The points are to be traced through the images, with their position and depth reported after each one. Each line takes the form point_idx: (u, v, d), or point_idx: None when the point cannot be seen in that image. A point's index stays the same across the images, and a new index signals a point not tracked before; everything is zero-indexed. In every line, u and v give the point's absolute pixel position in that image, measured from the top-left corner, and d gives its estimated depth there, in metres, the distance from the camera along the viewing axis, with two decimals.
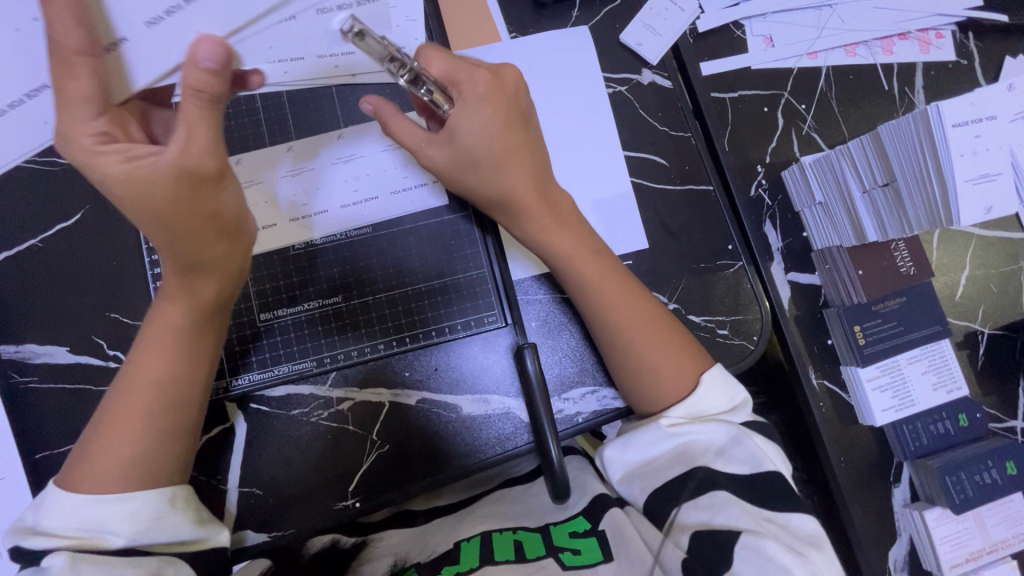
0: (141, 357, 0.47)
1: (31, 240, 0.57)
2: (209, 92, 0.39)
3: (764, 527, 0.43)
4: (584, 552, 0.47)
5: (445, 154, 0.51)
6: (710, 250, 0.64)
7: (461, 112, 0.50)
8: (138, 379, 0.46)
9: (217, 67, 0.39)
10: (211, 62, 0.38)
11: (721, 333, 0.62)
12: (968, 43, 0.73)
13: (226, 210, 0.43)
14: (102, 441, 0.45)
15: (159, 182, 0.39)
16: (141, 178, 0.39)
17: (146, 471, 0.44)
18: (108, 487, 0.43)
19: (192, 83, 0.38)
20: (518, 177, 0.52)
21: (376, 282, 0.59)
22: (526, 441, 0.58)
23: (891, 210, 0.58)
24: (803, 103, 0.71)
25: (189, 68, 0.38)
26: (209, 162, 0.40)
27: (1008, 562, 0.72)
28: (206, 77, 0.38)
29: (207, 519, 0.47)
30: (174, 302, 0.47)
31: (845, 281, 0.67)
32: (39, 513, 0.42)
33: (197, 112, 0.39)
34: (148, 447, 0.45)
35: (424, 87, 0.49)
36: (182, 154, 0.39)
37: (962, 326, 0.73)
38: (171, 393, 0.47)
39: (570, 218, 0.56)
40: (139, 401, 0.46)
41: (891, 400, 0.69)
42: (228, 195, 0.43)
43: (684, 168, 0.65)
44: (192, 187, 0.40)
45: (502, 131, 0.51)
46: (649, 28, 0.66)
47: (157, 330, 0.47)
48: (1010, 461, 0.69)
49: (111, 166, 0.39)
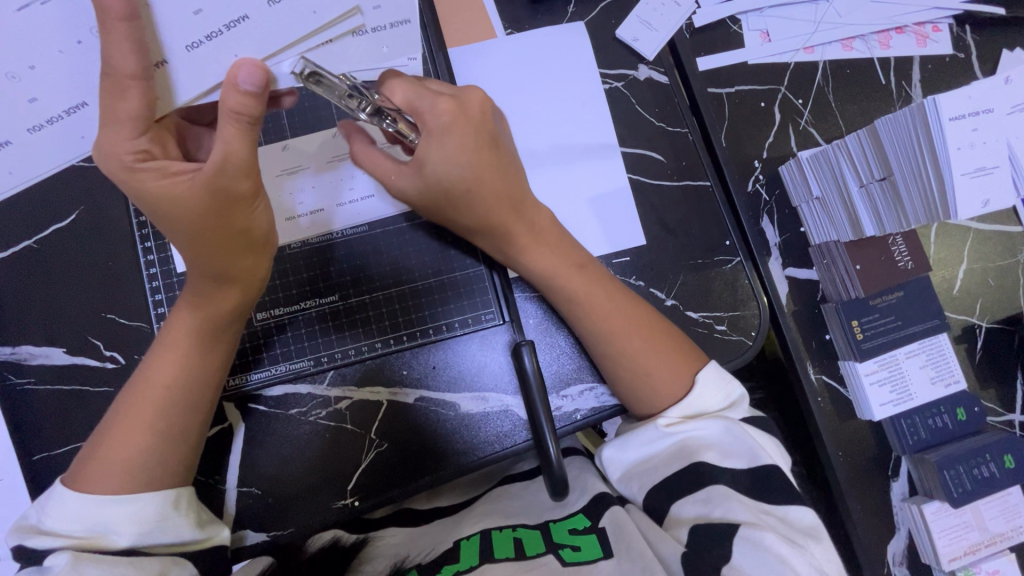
0: (158, 359, 0.47)
1: (27, 241, 0.57)
2: (248, 115, 0.38)
3: (764, 520, 0.43)
4: (584, 548, 0.46)
5: (415, 185, 0.51)
6: (707, 246, 0.64)
7: (430, 141, 0.49)
8: (153, 381, 0.46)
9: (257, 91, 0.37)
10: (251, 86, 0.37)
11: (719, 329, 0.62)
12: (965, 36, 0.73)
13: (256, 228, 0.44)
14: (113, 441, 0.45)
15: (195, 200, 0.40)
16: (178, 196, 0.40)
17: (156, 474, 0.44)
18: (117, 488, 0.43)
19: (232, 106, 0.37)
20: (495, 199, 0.53)
21: (374, 281, 0.59)
22: (524, 439, 0.58)
23: (888, 206, 0.58)
24: (800, 98, 0.71)
25: (229, 92, 0.37)
26: (244, 182, 0.41)
27: (1005, 555, 0.72)
28: (246, 101, 0.37)
29: (208, 520, 0.47)
30: (196, 308, 0.47)
31: (842, 276, 0.67)
32: (44, 512, 0.42)
33: (235, 135, 0.39)
34: (159, 450, 0.45)
35: (388, 119, 0.49)
36: (220, 171, 0.40)
37: (959, 320, 0.73)
38: (184, 398, 0.47)
39: (553, 232, 0.56)
40: (154, 404, 0.46)
41: (889, 394, 0.69)
42: (261, 213, 0.44)
43: (681, 164, 0.65)
44: (227, 205, 0.41)
45: (471, 157, 0.51)
46: (645, 24, 0.66)
47: (175, 334, 0.47)
48: (1008, 455, 0.69)
49: (149, 183, 0.40)
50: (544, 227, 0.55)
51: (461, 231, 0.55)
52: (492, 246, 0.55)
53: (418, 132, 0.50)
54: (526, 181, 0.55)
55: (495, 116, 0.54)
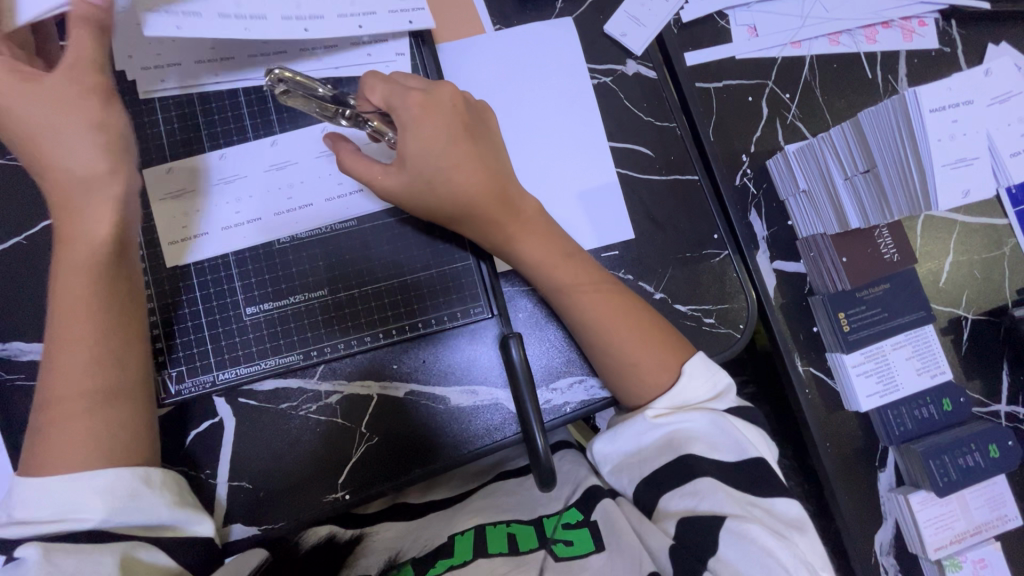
0: (62, 345, 0.46)
1: (15, 237, 0.57)
2: (96, 20, 0.47)
3: (749, 512, 0.44)
4: (576, 543, 0.48)
5: (401, 181, 0.52)
6: (695, 239, 0.64)
7: (406, 134, 0.50)
8: (67, 357, 0.46)
9: (104, 4, 0.48)
10: (100, 0, 0.47)
11: (707, 322, 0.63)
12: (951, 31, 0.74)
13: (110, 123, 0.47)
14: (52, 439, 0.44)
15: (58, 95, 0.46)
16: (44, 95, 0.45)
17: (100, 442, 0.45)
18: (69, 470, 0.43)
19: (81, 13, 0.47)
20: (478, 184, 0.53)
21: (363, 275, 0.59)
22: (514, 432, 0.59)
23: (873, 198, 0.59)
24: (787, 93, 0.72)
25: (81, 3, 0.47)
26: (86, 73, 0.46)
27: (991, 544, 0.73)
28: (94, 10, 0.47)
29: (187, 502, 0.47)
30: (73, 273, 0.47)
31: (829, 269, 0.67)
32: (10, 506, 0.43)
33: (86, 38, 0.47)
34: (97, 418, 0.45)
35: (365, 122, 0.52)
36: (71, 66, 0.46)
37: (946, 312, 0.74)
38: (105, 361, 0.47)
39: (536, 222, 0.56)
40: (72, 385, 0.46)
41: (875, 385, 0.69)
42: (119, 115, 0.48)
43: (669, 158, 0.65)
44: (81, 95, 0.46)
45: (448, 146, 0.52)
46: (633, 19, 0.66)
47: (63, 313, 0.47)
48: (993, 444, 0.70)
49: (11, 88, 0.45)
50: (529, 216, 0.55)
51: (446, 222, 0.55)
52: (480, 237, 0.55)
53: (394, 127, 0.52)
54: (507, 168, 0.55)
55: (471, 105, 0.55)
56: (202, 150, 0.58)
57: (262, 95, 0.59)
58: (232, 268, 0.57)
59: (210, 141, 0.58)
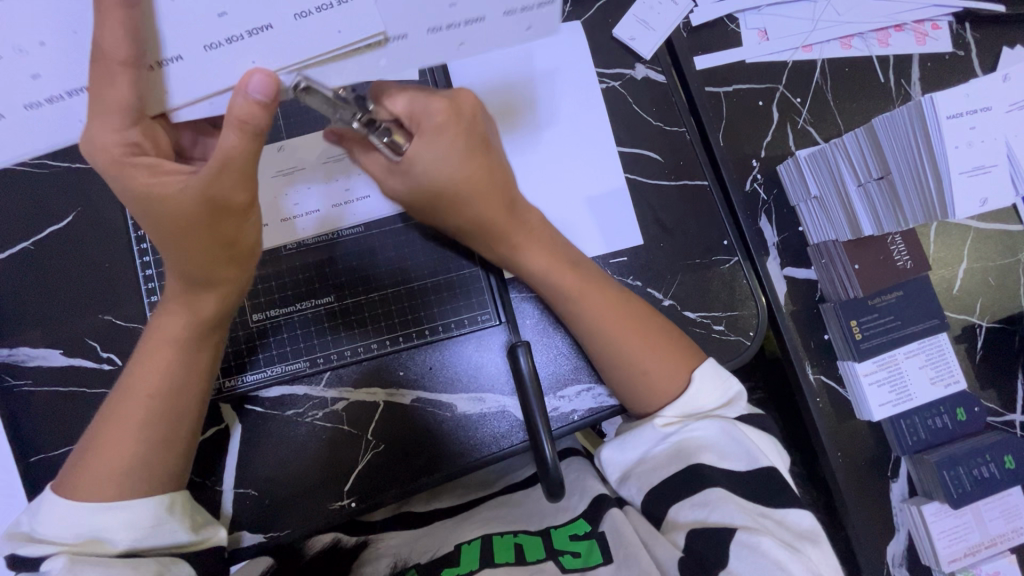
0: (140, 368, 0.46)
1: (23, 244, 0.57)
2: (257, 125, 0.36)
3: (761, 524, 0.43)
4: (584, 555, 0.47)
5: (404, 185, 0.49)
6: (706, 245, 0.63)
7: (421, 142, 0.46)
8: (136, 390, 0.46)
9: (267, 102, 0.34)
10: (261, 96, 0.34)
11: (716, 329, 0.62)
12: (965, 34, 0.73)
13: (243, 240, 0.43)
14: (95, 461, 0.44)
15: (188, 205, 0.39)
16: (168, 195, 0.39)
17: (147, 480, 0.44)
18: (106, 496, 0.43)
19: (238, 115, 0.35)
20: (494, 198, 0.51)
21: (376, 283, 0.59)
22: (522, 440, 0.58)
23: (886, 204, 0.58)
24: (798, 97, 0.71)
25: (238, 99, 0.34)
26: (239, 196, 0.39)
27: (1006, 556, 0.72)
28: (254, 111, 0.35)
29: (202, 522, 0.47)
30: (177, 313, 0.46)
31: (841, 276, 0.66)
32: (35, 521, 0.43)
33: (237, 142, 0.36)
34: (145, 457, 0.45)
35: (382, 131, 0.45)
36: (218, 181, 0.38)
37: (960, 319, 0.73)
38: (172, 401, 0.46)
39: (547, 233, 0.55)
40: (138, 414, 0.45)
41: (888, 394, 0.68)
42: (249, 226, 0.43)
43: (679, 164, 0.65)
44: (221, 214, 0.40)
45: (464, 160, 0.48)
46: (642, 23, 0.66)
47: (157, 340, 0.46)
48: (1009, 455, 0.68)
49: (136, 178, 0.38)
50: (537, 228, 0.55)
51: (453, 230, 0.54)
52: (488, 245, 0.54)
53: (412, 140, 0.47)
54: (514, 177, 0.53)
55: (485, 115, 0.50)
56: None
57: None
58: None
59: None
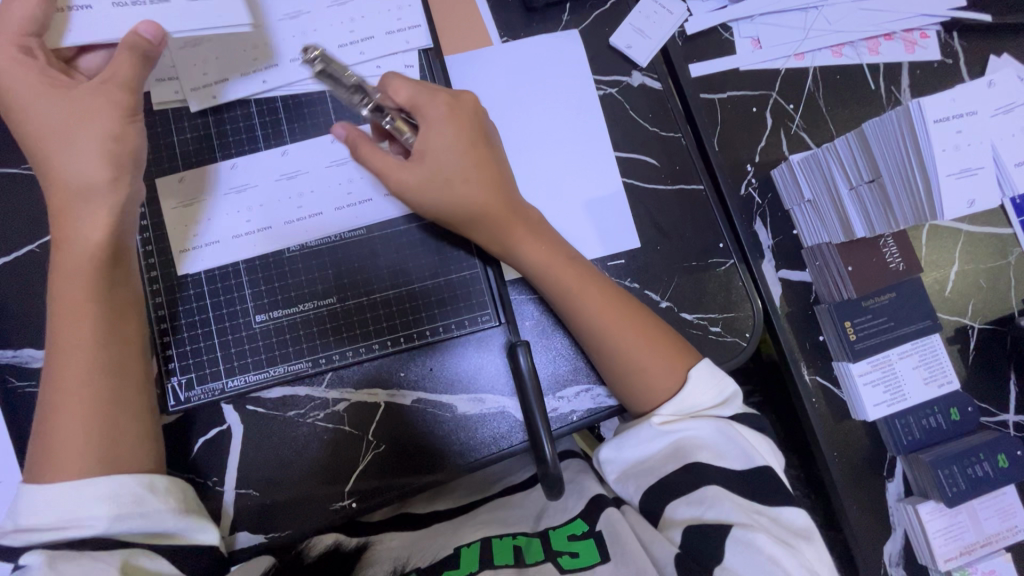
0: (60, 335, 0.47)
1: (28, 246, 0.58)
2: (146, 55, 0.47)
3: (756, 521, 0.44)
4: (581, 554, 0.48)
5: (416, 175, 0.52)
6: (701, 248, 0.65)
7: (428, 129, 0.52)
8: (68, 362, 0.46)
9: (156, 39, 0.47)
10: (150, 35, 0.47)
11: (713, 331, 0.63)
12: (953, 42, 0.75)
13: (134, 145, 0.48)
14: (54, 442, 0.44)
15: (96, 102, 0.47)
16: (81, 99, 0.47)
17: (108, 443, 0.45)
18: (77, 472, 0.43)
19: (131, 44, 0.46)
20: (490, 190, 0.54)
21: (376, 285, 0.60)
22: (521, 440, 0.59)
23: (878, 209, 0.59)
24: (791, 103, 0.72)
25: (130, 36, 0.46)
26: (121, 93, 0.47)
27: (1002, 555, 0.73)
28: (142, 45, 0.47)
29: (193, 511, 0.47)
30: (61, 269, 0.47)
31: (835, 278, 0.67)
32: (16, 514, 0.43)
33: (127, 62, 0.47)
34: (101, 421, 0.45)
35: (387, 117, 0.52)
36: (104, 84, 0.47)
37: (952, 321, 0.74)
38: (110, 369, 0.47)
39: (544, 229, 0.56)
40: (76, 378, 0.46)
41: (882, 394, 0.69)
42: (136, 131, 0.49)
43: (674, 169, 0.66)
44: (109, 95, 0.47)
45: (463, 149, 0.53)
46: (638, 31, 0.67)
47: (65, 302, 0.47)
48: (1002, 454, 0.69)
49: (18, 74, 0.46)
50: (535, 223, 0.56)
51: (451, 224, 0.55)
52: (489, 241, 0.55)
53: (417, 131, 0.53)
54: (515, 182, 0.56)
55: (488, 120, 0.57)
56: (213, 160, 0.59)
57: (274, 106, 0.60)
58: (242, 276, 0.58)
59: (222, 151, 0.59)
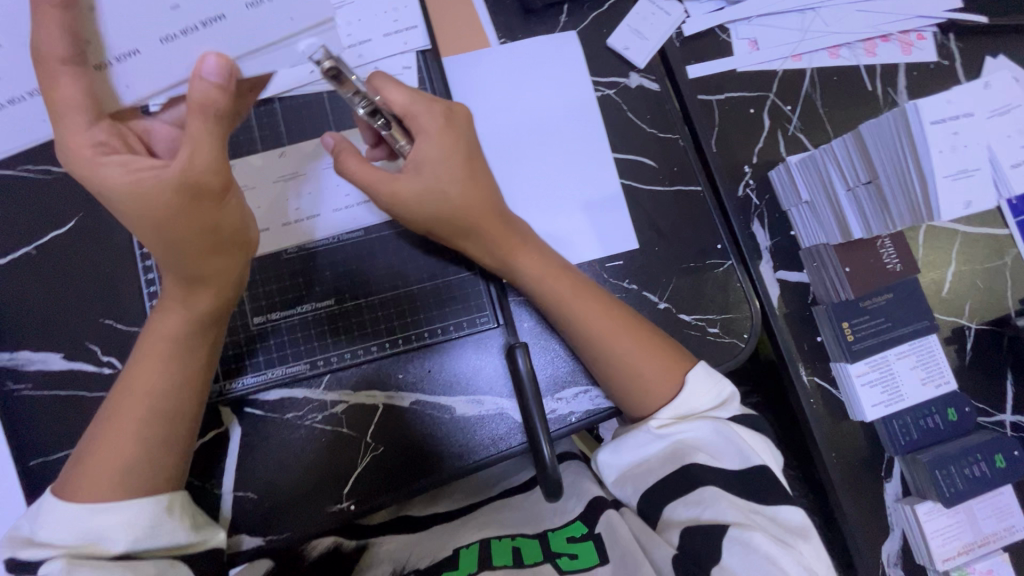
0: (139, 365, 0.47)
1: (25, 248, 0.58)
2: (214, 107, 0.39)
3: (752, 520, 0.44)
4: (581, 555, 0.48)
5: (411, 186, 0.51)
6: (700, 248, 0.65)
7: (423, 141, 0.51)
8: (137, 388, 0.46)
9: (222, 82, 0.39)
10: (216, 77, 0.39)
11: (711, 332, 0.63)
12: (949, 44, 0.75)
13: (225, 223, 0.44)
14: (96, 459, 0.44)
15: (161, 195, 0.40)
16: (146, 190, 0.40)
17: (142, 479, 0.44)
18: (106, 495, 0.42)
19: (199, 98, 0.38)
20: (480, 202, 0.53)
21: (374, 288, 0.60)
22: (520, 442, 0.59)
23: (875, 209, 0.59)
24: (788, 104, 0.72)
25: (198, 84, 0.38)
26: (213, 179, 0.41)
27: (999, 555, 0.73)
28: (213, 94, 0.38)
29: (202, 524, 0.47)
30: (171, 311, 0.48)
31: (832, 279, 0.67)
32: (35, 524, 0.42)
33: (202, 128, 0.40)
34: (142, 456, 0.45)
35: (382, 122, 0.51)
36: (187, 168, 0.40)
37: (949, 321, 0.74)
38: (171, 403, 0.47)
39: (535, 242, 0.57)
40: (137, 409, 0.46)
41: (880, 395, 0.69)
42: (229, 208, 0.44)
43: (672, 170, 0.66)
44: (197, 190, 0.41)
45: (457, 159, 0.52)
46: (636, 33, 0.67)
47: (154, 338, 0.48)
48: (999, 454, 0.70)
49: (112, 173, 0.40)
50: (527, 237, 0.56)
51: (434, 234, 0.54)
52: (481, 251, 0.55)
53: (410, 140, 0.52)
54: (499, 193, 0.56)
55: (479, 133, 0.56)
56: None
57: (271, 108, 0.60)
58: None
59: None
